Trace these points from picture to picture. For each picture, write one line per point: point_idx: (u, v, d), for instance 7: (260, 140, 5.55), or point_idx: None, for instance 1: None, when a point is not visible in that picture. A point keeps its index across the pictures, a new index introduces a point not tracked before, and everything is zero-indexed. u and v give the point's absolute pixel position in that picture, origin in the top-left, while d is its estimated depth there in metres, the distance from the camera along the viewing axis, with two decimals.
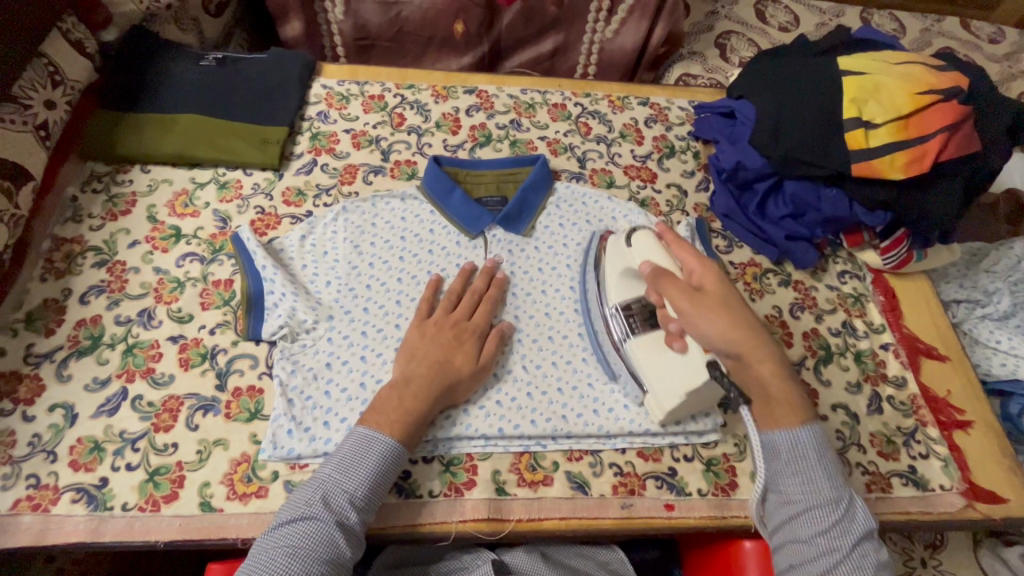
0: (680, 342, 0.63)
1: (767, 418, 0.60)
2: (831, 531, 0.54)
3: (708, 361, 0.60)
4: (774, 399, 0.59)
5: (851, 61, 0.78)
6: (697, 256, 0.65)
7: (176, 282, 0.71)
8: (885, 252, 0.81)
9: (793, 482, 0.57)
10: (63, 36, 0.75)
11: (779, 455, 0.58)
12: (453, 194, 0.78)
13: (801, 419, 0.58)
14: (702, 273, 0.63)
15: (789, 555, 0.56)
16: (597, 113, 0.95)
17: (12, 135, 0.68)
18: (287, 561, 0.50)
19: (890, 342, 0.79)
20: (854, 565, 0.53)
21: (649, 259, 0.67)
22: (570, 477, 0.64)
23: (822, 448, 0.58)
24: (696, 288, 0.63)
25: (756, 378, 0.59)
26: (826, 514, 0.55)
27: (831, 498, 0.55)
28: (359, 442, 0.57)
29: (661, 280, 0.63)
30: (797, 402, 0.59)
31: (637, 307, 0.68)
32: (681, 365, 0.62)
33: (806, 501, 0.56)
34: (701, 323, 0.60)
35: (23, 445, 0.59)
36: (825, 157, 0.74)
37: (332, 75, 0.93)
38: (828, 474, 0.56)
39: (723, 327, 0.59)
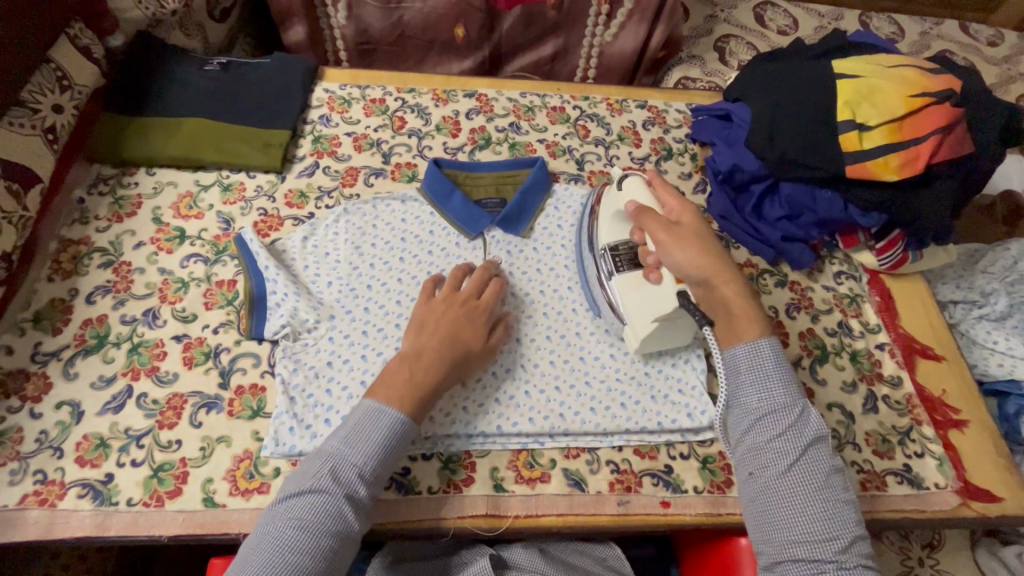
0: (655, 274, 0.68)
1: (728, 336, 0.62)
2: (788, 435, 0.56)
3: (678, 291, 0.64)
4: (736, 317, 0.62)
5: (846, 64, 0.78)
6: (678, 197, 0.70)
7: (181, 283, 0.72)
8: (880, 253, 0.82)
9: (752, 391, 0.59)
10: (70, 41, 0.77)
11: (740, 369, 0.60)
12: (453, 196, 0.80)
13: (759, 332, 0.61)
14: (681, 212, 0.68)
15: (749, 462, 0.57)
16: (595, 115, 0.96)
17: (21, 139, 0.69)
18: (296, 533, 0.50)
19: (886, 342, 0.80)
20: (808, 466, 0.54)
21: (636, 199, 0.71)
22: (567, 474, 0.65)
23: (778, 357, 0.60)
24: (674, 222, 0.67)
25: (722, 301, 0.62)
26: (783, 419, 0.56)
27: (787, 404, 0.57)
28: (365, 416, 0.57)
29: (642, 215, 0.68)
30: (757, 318, 0.62)
31: (623, 249, 0.72)
32: (656, 294, 0.67)
33: (763, 409, 0.57)
34: (674, 252, 0.64)
35: (30, 442, 0.60)
36: (819, 159, 0.75)
37: (334, 79, 0.94)
38: (783, 382, 0.58)
39: (692, 255, 0.63)
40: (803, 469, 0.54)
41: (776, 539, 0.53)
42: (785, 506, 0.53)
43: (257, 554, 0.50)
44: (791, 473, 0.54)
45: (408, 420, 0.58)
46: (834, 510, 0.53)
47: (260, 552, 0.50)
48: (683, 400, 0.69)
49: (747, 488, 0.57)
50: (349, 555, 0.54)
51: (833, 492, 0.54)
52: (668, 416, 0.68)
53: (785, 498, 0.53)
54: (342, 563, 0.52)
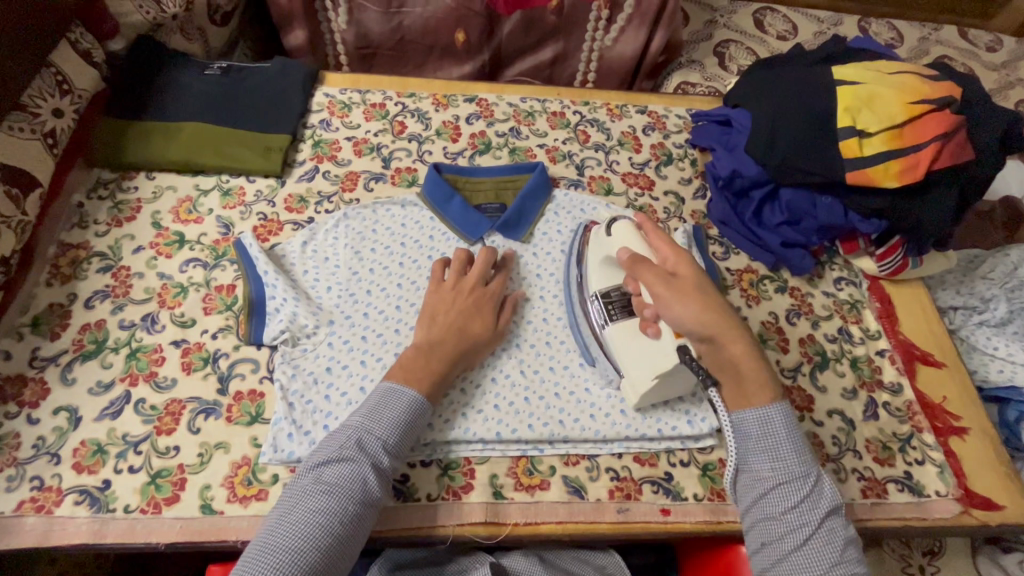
0: (653, 327, 0.65)
1: (737, 396, 0.60)
2: (802, 507, 0.55)
3: (678, 346, 0.61)
4: (744, 378, 0.60)
5: (846, 71, 0.78)
6: (673, 246, 0.66)
7: (179, 288, 0.72)
8: (881, 259, 0.82)
9: (763, 459, 0.58)
10: (71, 46, 0.77)
11: (750, 435, 0.59)
12: (453, 201, 0.80)
13: (770, 396, 0.59)
14: (677, 263, 0.65)
15: (761, 533, 0.56)
16: (595, 120, 0.96)
17: (20, 143, 0.69)
18: (325, 500, 0.52)
19: (886, 348, 0.80)
20: (823, 541, 0.54)
21: (627, 246, 0.69)
22: (566, 481, 0.64)
23: (790, 424, 0.58)
24: (671, 274, 0.64)
25: (728, 361, 0.60)
26: (796, 490, 0.56)
27: (801, 473, 0.56)
28: (385, 393, 0.59)
29: (638, 267, 0.65)
30: (767, 380, 0.60)
31: (616, 295, 0.70)
32: (655, 349, 0.64)
33: (776, 480, 0.56)
34: (674, 308, 0.61)
35: (27, 448, 0.60)
36: (819, 165, 0.75)
37: (335, 84, 0.94)
38: (795, 449, 0.57)
39: (695, 312, 0.60)
40: (818, 544, 0.54)
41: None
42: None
43: (284, 516, 0.51)
44: (805, 549, 0.54)
45: (425, 399, 0.60)
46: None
47: (288, 514, 0.51)
48: (682, 407, 0.69)
49: (760, 558, 0.56)
50: (370, 528, 0.54)
51: (848, 566, 0.53)
52: (668, 422, 0.67)
53: (800, 575, 0.53)
54: (364, 532, 0.53)
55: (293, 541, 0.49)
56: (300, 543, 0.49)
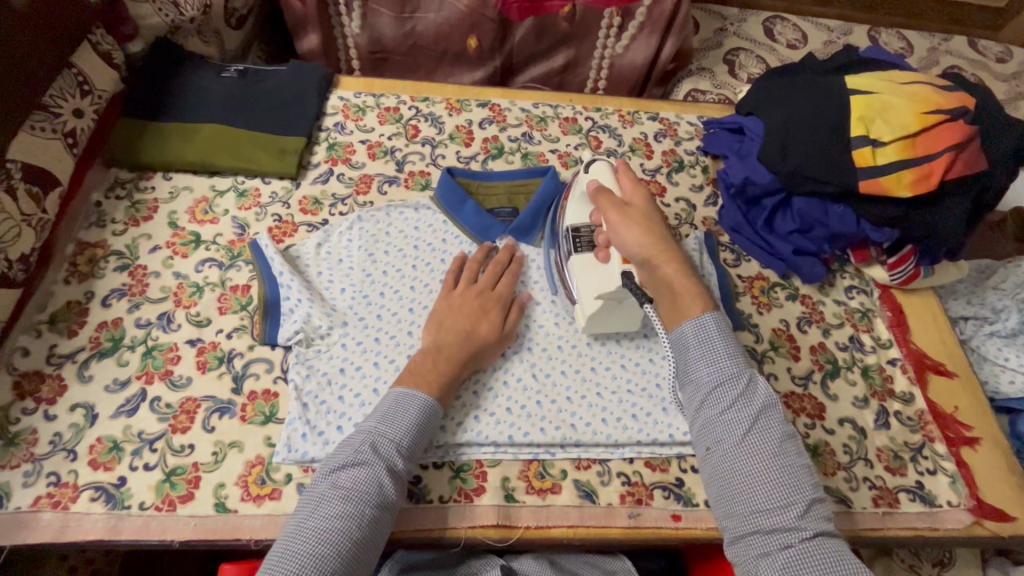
0: (604, 253, 0.67)
1: (675, 314, 0.61)
2: (737, 405, 0.55)
3: (623, 271, 0.64)
4: (678, 296, 0.61)
5: (860, 80, 0.79)
6: (636, 184, 0.69)
7: (195, 287, 0.73)
8: (892, 268, 0.82)
9: (702, 364, 0.58)
10: (92, 47, 0.78)
11: (688, 346, 0.59)
12: (466, 205, 0.80)
13: (704, 309, 0.60)
14: (634, 195, 0.67)
15: (706, 436, 0.57)
16: (607, 127, 0.96)
17: (42, 142, 0.70)
18: (343, 505, 0.52)
19: (898, 357, 0.80)
20: (760, 434, 0.54)
21: (596, 179, 0.71)
22: (578, 485, 0.64)
23: (725, 332, 0.59)
24: (626, 204, 0.67)
25: (662, 281, 0.62)
26: (731, 389, 0.56)
27: (734, 374, 0.57)
28: (397, 399, 0.59)
29: (597, 197, 0.68)
30: (699, 294, 0.61)
31: (585, 231, 0.71)
32: (602, 273, 0.66)
33: (713, 382, 0.57)
34: (622, 231, 0.64)
35: (44, 444, 0.60)
36: (832, 174, 0.75)
37: (349, 87, 0.95)
38: (730, 353, 0.58)
39: (638, 235, 0.63)
40: (756, 438, 0.54)
41: (739, 509, 0.52)
42: (743, 479, 0.53)
43: (302, 523, 0.51)
44: (744, 442, 0.54)
45: (435, 403, 0.60)
46: (787, 475, 0.52)
47: (306, 520, 0.51)
48: None
49: (709, 462, 0.56)
50: (387, 532, 0.54)
51: (788, 456, 0.53)
52: (680, 429, 0.67)
53: (742, 471, 0.53)
54: (382, 535, 0.53)
55: (312, 547, 0.49)
56: (319, 549, 0.49)
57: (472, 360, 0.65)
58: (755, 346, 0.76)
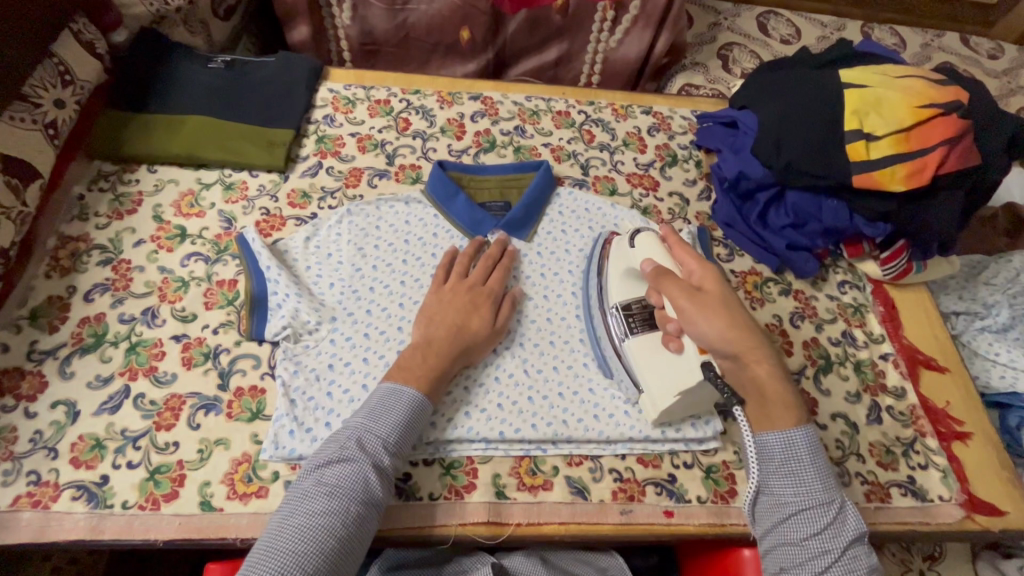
0: (676, 342, 0.64)
1: (760, 418, 0.59)
2: (824, 534, 0.54)
3: (702, 362, 0.61)
4: (769, 402, 0.58)
5: (852, 73, 0.78)
6: (700, 260, 0.66)
7: (180, 282, 0.71)
8: (885, 263, 0.82)
9: (786, 483, 0.57)
10: (74, 37, 0.76)
11: (773, 458, 0.57)
12: (457, 198, 0.80)
13: (795, 419, 0.58)
14: (702, 277, 0.64)
15: (780, 559, 0.55)
16: (600, 120, 0.96)
17: (20, 133, 0.68)
18: (326, 501, 0.51)
19: (890, 352, 0.79)
20: (845, 569, 0.53)
21: (651, 258, 0.68)
22: (569, 481, 0.64)
23: (815, 451, 0.57)
24: (697, 288, 0.63)
25: (752, 382, 0.59)
26: (820, 515, 0.55)
27: (824, 500, 0.55)
28: (386, 395, 0.58)
29: (662, 280, 0.64)
30: (792, 403, 0.58)
31: (636, 308, 0.69)
32: (676, 365, 0.63)
33: (799, 505, 0.55)
34: (700, 322, 0.60)
35: (24, 441, 0.59)
36: (825, 167, 0.75)
37: (339, 79, 0.94)
38: (820, 477, 0.56)
39: (722, 329, 0.59)
40: (839, 573, 0.53)
41: None
42: None
43: (286, 519, 0.50)
44: None
45: (424, 398, 0.59)
46: None
47: (289, 518, 0.50)
48: (688, 407, 0.69)
49: None
50: (374, 528, 0.54)
51: None
52: (672, 425, 0.67)
53: None
54: (368, 534, 0.53)
55: (296, 544, 0.48)
56: (303, 546, 0.48)
57: (464, 352, 0.65)
58: None
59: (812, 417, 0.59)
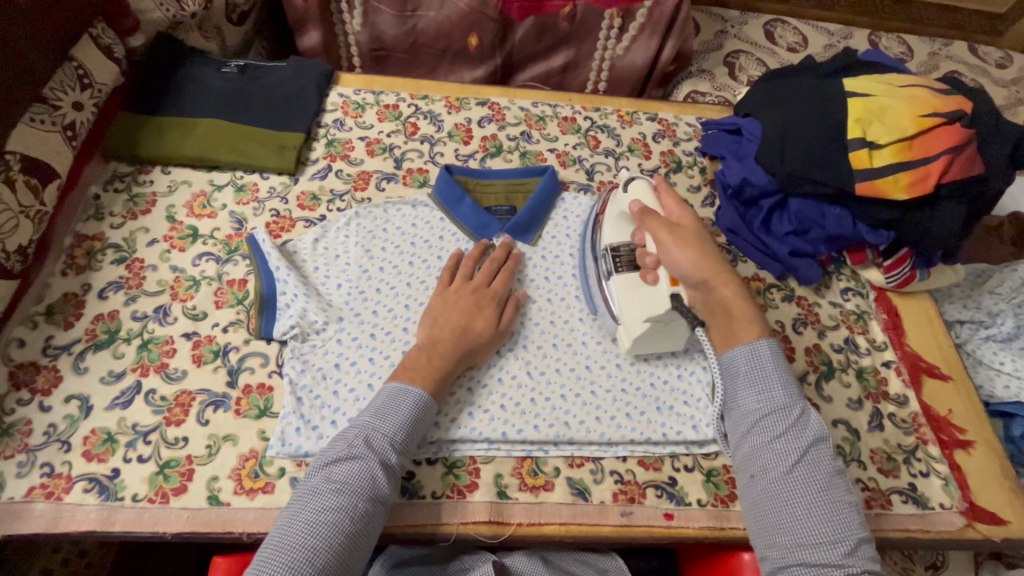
0: (653, 275, 0.68)
1: (725, 337, 0.63)
2: (788, 433, 0.56)
3: (672, 293, 0.64)
4: (733, 321, 0.63)
5: (857, 82, 0.79)
6: (681, 203, 0.71)
7: (192, 281, 0.73)
8: (888, 271, 0.82)
9: (751, 391, 0.60)
10: (93, 41, 0.78)
11: (740, 369, 0.61)
12: (464, 202, 0.81)
13: (756, 333, 0.62)
14: (681, 215, 0.70)
15: (750, 464, 0.57)
16: (606, 127, 0.97)
17: (40, 135, 0.70)
18: (335, 498, 0.52)
19: (893, 359, 0.79)
20: (810, 466, 0.54)
21: (638, 199, 0.72)
22: (570, 483, 0.64)
23: (777, 360, 0.61)
24: (675, 224, 0.68)
25: (720, 305, 0.64)
26: (782, 418, 0.57)
27: (785, 403, 0.58)
28: (392, 395, 0.60)
29: (646, 217, 0.69)
30: (754, 319, 0.63)
31: (624, 251, 0.72)
32: (651, 295, 0.67)
33: (762, 410, 0.58)
34: (675, 252, 0.65)
35: (39, 435, 0.61)
36: (829, 175, 0.75)
37: (349, 84, 0.96)
38: (782, 382, 0.59)
39: (694, 258, 0.64)
40: (804, 470, 0.54)
41: (776, 542, 0.53)
42: (787, 513, 0.53)
43: (295, 516, 0.51)
44: (791, 475, 0.54)
45: (429, 398, 0.60)
46: (835, 510, 0.52)
47: (298, 515, 0.51)
48: (689, 411, 0.69)
49: (750, 490, 0.57)
50: (381, 523, 0.54)
51: (836, 493, 0.53)
52: (673, 428, 0.68)
53: (785, 503, 0.53)
54: (374, 530, 0.53)
55: (305, 540, 0.49)
56: (312, 542, 0.49)
57: (467, 352, 0.66)
58: None
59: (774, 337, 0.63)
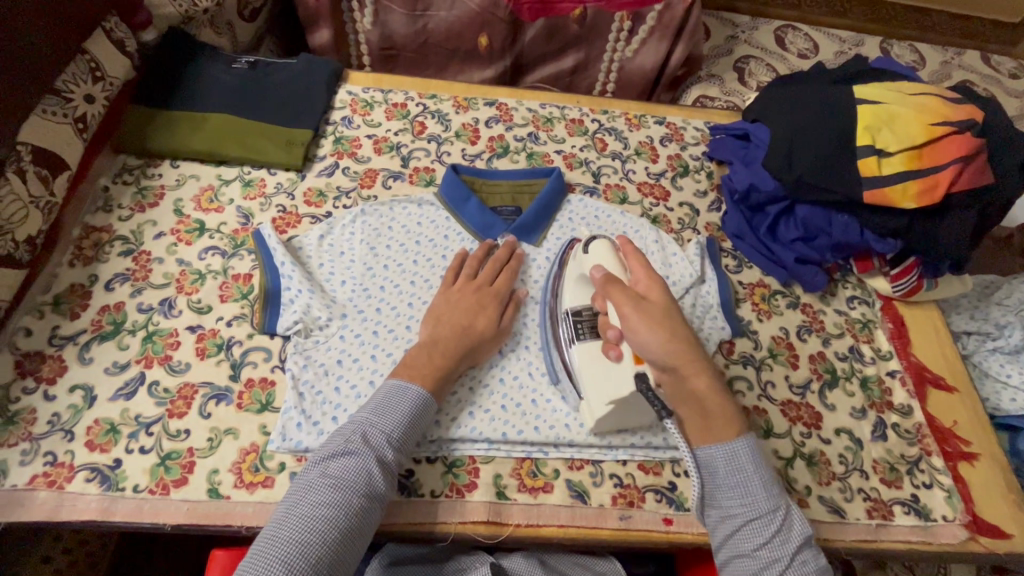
0: (616, 350, 0.61)
1: (702, 431, 0.59)
2: (774, 542, 0.55)
3: (637, 372, 0.58)
4: (709, 414, 0.59)
5: (866, 89, 0.78)
6: (648, 270, 0.63)
7: (197, 275, 0.73)
8: (895, 279, 0.81)
9: (733, 495, 0.57)
10: (106, 34, 0.79)
11: (717, 468, 0.58)
12: (470, 202, 0.81)
13: (735, 432, 0.58)
14: (649, 286, 0.62)
15: (735, 571, 0.56)
16: (613, 129, 0.97)
17: (52, 126, 0.71)
18: (330, 493, 0.52)
19: (898, 369, 0.79)
20: None
21: (601, 264, 0.67)
22: (570, 485, 0.64)
23: (757, 459, 0.58)
24: (642, 297, 0.61)
25: (692, 395, 0.58)
26: (767, 524, 0.56)
27: (770, 507, 0.56)
28: (392, 391, 0.60)
29: (609, 287, 0.62)
30: (733, 416, 0.59)
31: (587, 314, 0.67)
32: (613, 375, 0.61)
33: (747, 515, 0.56)
34: (643, 332, 0.58)
35: (43, 423, 0.61)
36: (836, 182, 0.75)
37: (358, 82, 0.96)
38: (764, 484, 0.57)
39: (664, 339, 0.57)
40: None
41: None
42: None
43: (290, 509, 0.51)
44: None
45: (429, 395, 0.61)
46: None
47: (294, 507, 0.51)
48: None
49: None
50: (376, 521, 0.54)
51: None
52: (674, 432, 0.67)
53: None
54: (369, 526, 0.54)
55: (299, 533, 0.49)
56: (306, 536, 0.49)
57: (470, 348, 0.66)
58: (753, 352, 0.76)
59: (752, 429, 0.60)
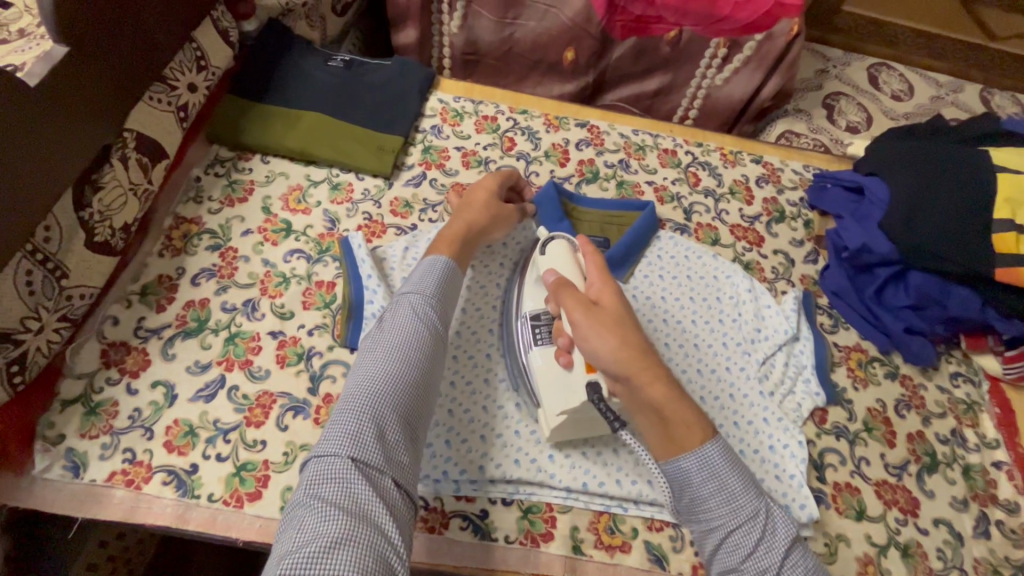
0: (566, 357, 0.57)
1: (668, 443, 0.51)
2: (758, 551, 0.48)
3: (589, 380, 0.54)
4: (671, 425, 0.50)
5: (1006, 155, 0.73)
6: (604, 271, 0.57)
7: (282, 278, 0.72)
8: (1010, 361, 0.75)
9: (714, 503, 0.50)
10: (213, 23, 0.79)
11: (691, 480, 0.50)
12: (564, 223, 0.78)
13: (705, 434, 0.50)
14: (602, 290, 0.55)
15: None
16: (707, 164, 0.92)
17: (156, 114, 0.70)
18: (391, 357, 0.52)
19: (1005, 461, 0.73)
20: None
21: (555, 268, 0.60)
22: (648, 548, 0.61)
23: (732, 460, 0.50)
24: (595, 302, 0.55)
25: (648, 405, 0.50)
26: (749, 531, 0.49)
27: (750, 513, 0.49)
28: (423, 270, 0.60)
29: (558, 291, 0.56)
30: (695, 420, 0.51)
31: (545, 318, 0.64)
32: (566, 383, 0.57)
33: (727, 525, 0.49)
34: (590, 341, 0.51)
35: (124, 418, 0.60)
36: (964, 254, 0.69)
37: (450, 90, 0.94)
38: (743, 485, 0.50)
39: (613, 348, 0.50)
40: None
41: None
42: None
43: (354, 381, 0.51)
44: None
45: (456, 266, 0.63)
46: None
47: (356, 379, 0.51)
48: (780, 489, 0.65)
49: None
50: (440, 382, 0.55)
51: None
52: None
53: None
54: (433, 386, 0.54)
55: (369, 394, 0.49)
56: (376, 396, 0.49)
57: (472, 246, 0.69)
58: (847, 423, 0.71)
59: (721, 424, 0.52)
